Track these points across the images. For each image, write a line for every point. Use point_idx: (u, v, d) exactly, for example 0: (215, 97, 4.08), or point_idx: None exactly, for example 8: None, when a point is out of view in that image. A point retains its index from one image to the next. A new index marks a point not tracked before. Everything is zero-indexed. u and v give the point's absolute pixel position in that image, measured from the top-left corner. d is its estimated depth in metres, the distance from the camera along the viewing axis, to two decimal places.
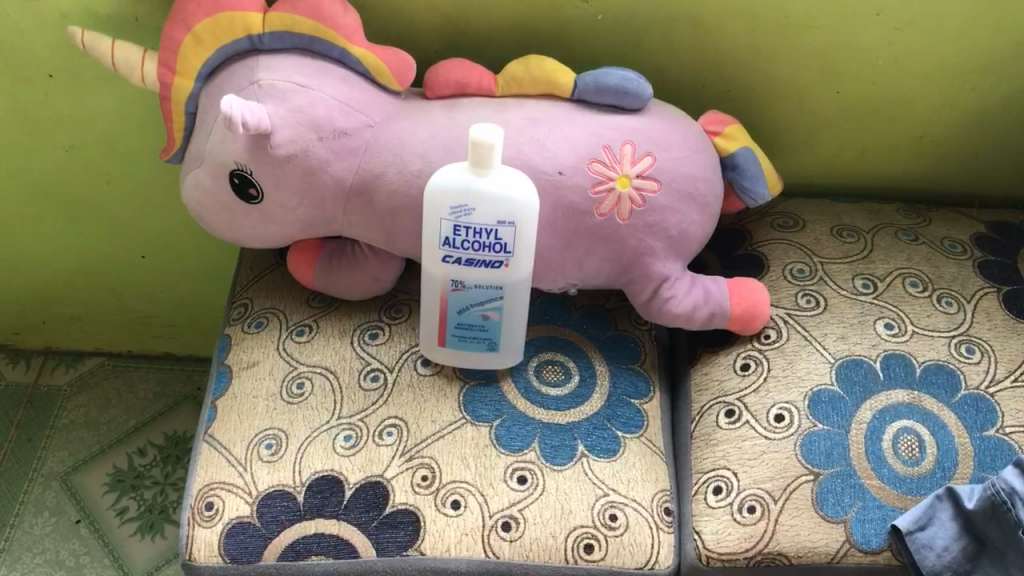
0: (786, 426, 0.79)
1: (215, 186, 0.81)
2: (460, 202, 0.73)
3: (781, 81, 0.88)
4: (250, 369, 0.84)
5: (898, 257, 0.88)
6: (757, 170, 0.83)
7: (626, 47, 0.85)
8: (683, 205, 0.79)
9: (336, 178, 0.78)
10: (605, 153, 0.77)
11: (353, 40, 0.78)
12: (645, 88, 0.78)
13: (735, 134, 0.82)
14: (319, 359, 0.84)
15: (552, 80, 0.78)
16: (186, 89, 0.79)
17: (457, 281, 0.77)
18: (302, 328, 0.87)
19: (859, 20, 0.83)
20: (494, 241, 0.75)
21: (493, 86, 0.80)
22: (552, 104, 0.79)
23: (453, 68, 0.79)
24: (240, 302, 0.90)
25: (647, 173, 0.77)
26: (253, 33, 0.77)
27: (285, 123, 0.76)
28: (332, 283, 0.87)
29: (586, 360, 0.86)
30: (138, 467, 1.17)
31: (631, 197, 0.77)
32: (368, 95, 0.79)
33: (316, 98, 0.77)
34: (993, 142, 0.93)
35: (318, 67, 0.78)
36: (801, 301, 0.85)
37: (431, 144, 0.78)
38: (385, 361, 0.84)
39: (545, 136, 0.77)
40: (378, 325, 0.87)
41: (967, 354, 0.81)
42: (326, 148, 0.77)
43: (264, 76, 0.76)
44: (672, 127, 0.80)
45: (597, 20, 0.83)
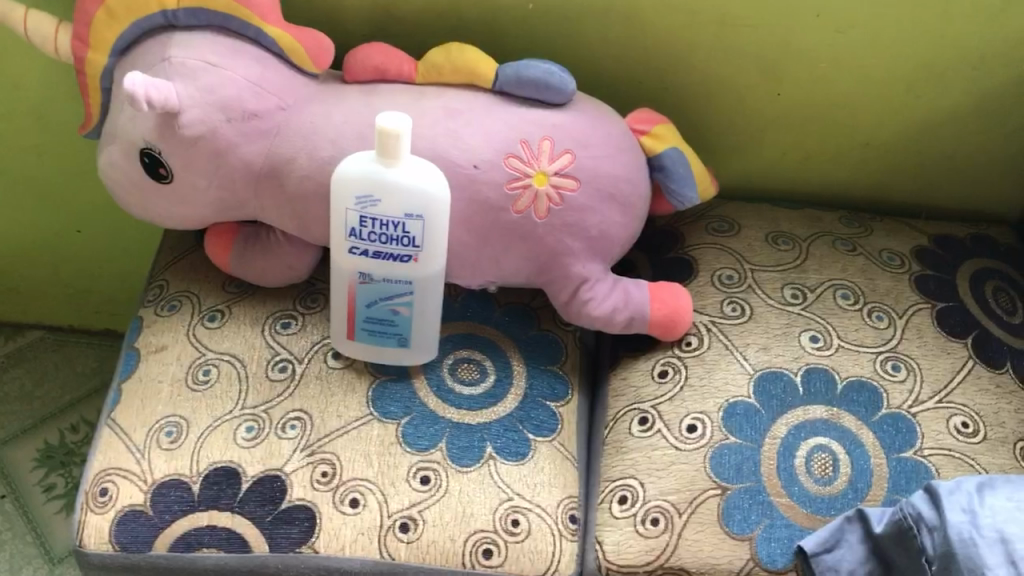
0: (697, 437, 0.76)
1: (127, 164, 0.79)
2: (366, 193, 0.71)
3: (720, 81, 0.85)
4: (158, 354, 0.82)
5: (832, 268, 0.85)
6: (686, 172, 0.81)
7: (558, 38, 0.82)
8: (603, 206, 0.77)
9: (245, 162, 0.76)
10: (523, 148, 0.74)
11: (269, 20, 0.76)
12: (569, 82, 0.75)
13: (664, 134, 0.79)
14: (228, 346, 0.82)
15: (474, 70, 0.75)
16: (100, 64, 0.79)
17: (365, 273, 0.75)
18: (214, 313, 0.85)
19: (800, 21, 0.80)
20: (402, 234, 0.73)
21: (413, 73, 0.77)
22: (472, 95, 0.77)
23: (373, 53, 0.77)
24: (156, 284, 0.88)
25: (565, 171, 0.75)
26: (167, 8, 0.75)
27: (193, 102, 0.73)
28: (247, 268, 0.84)
29: (503, 359, 0.83)
30: (69, 444, 1.15)
31: (548, 195, 0.75)
32: (284, 77, 0.77)
33: (227, 78, 0.74)
34: (941, 152, 0.90)
35: (233, 46, 0.75)
36: (726, 309, 0.83)
37: (344, 131, 0.76)
38: (294, 352, 0.82)
39: (462, 128, 0.74)
40: (291, 315, 0.84)
41: (892, 371, 0.79)
42: (235, 130, 0.75)
43: (176, 53, 0.74)
44: (597, 124, 0.77)
45: (527, 9, 0.80)
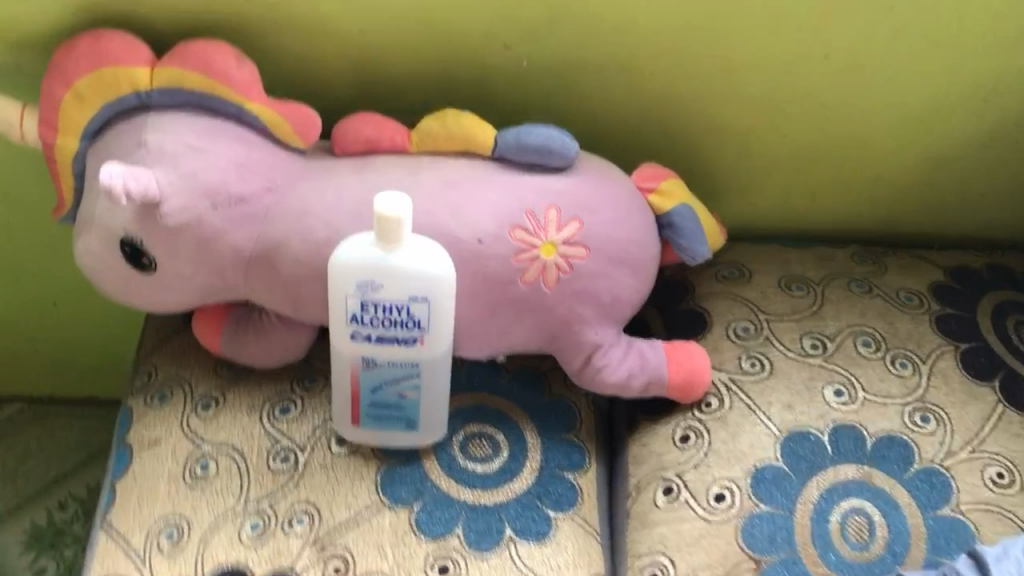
0: (726, 507, 0.73)
1: (106, 253, 0.75)
2: (366, 278, 0.67)
3: (724, 126, 0.82)
4: (152, 449, 0.78)
5: (850, 313, 0.82)
6: (695, 228, 0.77)
7: (556, 92, 0.79)
8: (614, 270, 0.73)
9: (234, 248, 0.72)
10: (528, 219, 0.71)
11: (250, 96, 0.71)
12: (572, 146, 0.72)
13: (672, 190, 0.76)
14: (225, 437, 0.78)
15: (471, 138, 0.72)
16: (70, 148, 0.74)
17: (368, 359, 0.71)
18: (208, 402, 0.80)
19: (807, 62, 0.77)
20: (406, 318, 0.69)
21: (406, 143, 0.73)
22: (471, 163, 0.73)
23: (363, 125, 0.73)
24: (145, 369, 0.83)
25: (574, 240, 0.71)
26: (140, 90, 0.72)
27: (174, 190, 0.69)
28: (238, 350, 0.80)
29: (516, 432, 0.79)
30: (58, 523, 1.11)
31: (557, 264, 0.71)
32: (270, 155, 0.73)
33: (209, 161, 0.70)
34: (954, 184, 0.87)
35: (212, 126, 0.71)
36: (744, 365, 0.79)
37: (338, 209, 0.72)
38: (296, 440, 0.78)
39: (463, 201, 0.71)
40: (289, 400, 0.80)
41: (921, 423, 0.76)
42: (221, 216, 0.71)
43: (153, 138, 0.70)
44: (603, 186, 0.73)
45: (522, 66, 0.76)
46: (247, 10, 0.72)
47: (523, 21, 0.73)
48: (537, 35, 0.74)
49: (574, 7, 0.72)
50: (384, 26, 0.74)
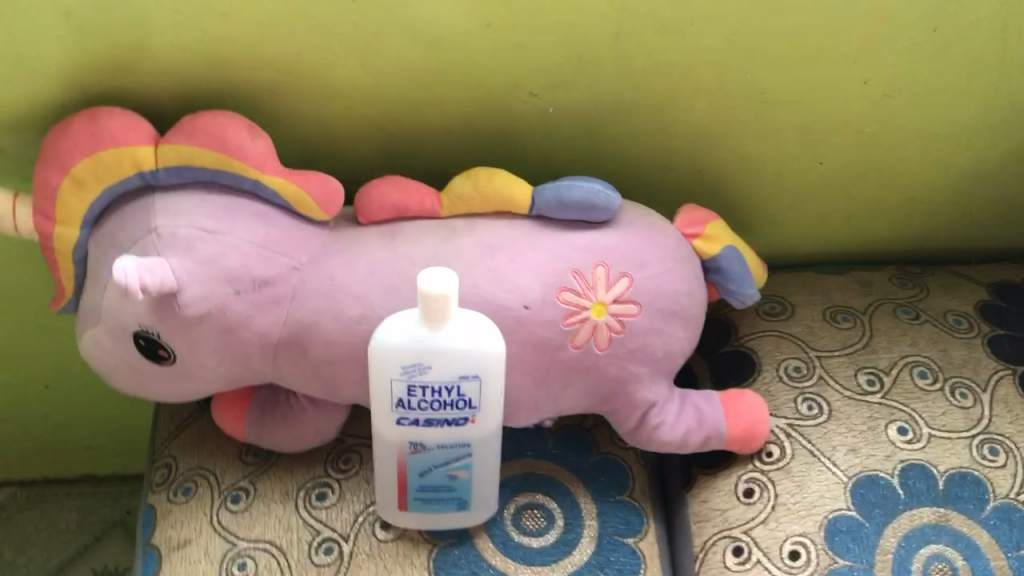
0: (802, 564, 0.69)
1: (119, 346, 0.69)
2: (412, 360, 0.63)
3: (758, 159, 0.78)
4: (182, 550, 0.72)
5: (902, 342, 0.79)
6: (743, 270, 0.73)
7: (584, 136, 0.74)
8: (667, 324, 0.69)
9: (260, 334, 0.67)
10: (576, 279, 0.66)
11: (266, 170, 0.66)
12: (614, 198, 0.67)
13: (717, 233, 0.72)
14: (261, 531, 0.73)
15: (508, 197, 0.67)
16: (70, 239, 0.69)
17: (416, 443, 0.66)
18: (237, 493, 0.75)
19: (846, 89, 0.73)
20: (456, 398, 0.64)
21: (437, 207, 0.69)
22: (508, 224, 0.68)
23: (388, 189, 0.68)
24: (163, 464, 0.78)
25: (624, 297, 0.67)
26: (145, 170, 0.66)
27: (192, 278, 0.64)
28: (264, 436, 0.75)
29: (570, 499, 0.75)
30: None
31: (609, 325, 0.67)
32: (292, 232, 0.68)
33: (228, 245, 0.65)
34: (991, 198, 0.84)
35: (227, 206, 0.66)
36: (802, 408, 0.76)
37: (369, 285, 0.67)
38: (338, 529, 0.73)
39: (505, 265, 0.66)
40: (325, 483, 0.75)
41: (991, 456, 0.72)
42: (245, 302, 0.66)
43: (163, 223, 0.65)
44: (648, 238, 0.69)
45: (548, 113, 0.72)
46: (254, 75, 0.67)
47: (551, 68, 0.69)
48: (565, 81, 0.70)
49: (604, 51, 0.68)
50: (402, 82, 0.69)
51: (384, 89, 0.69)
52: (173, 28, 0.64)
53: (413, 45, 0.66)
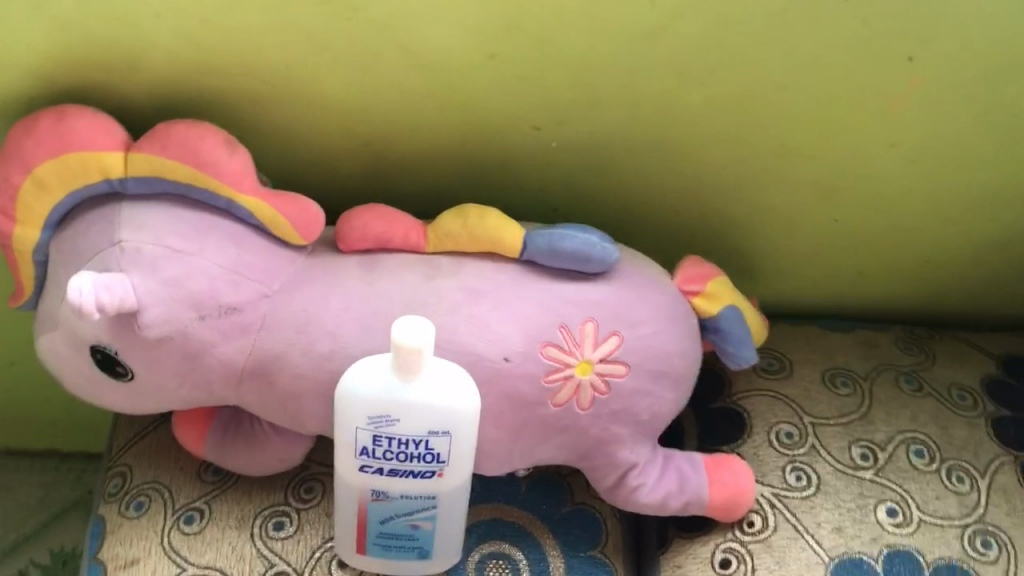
0: None
1: (76, 357, 0.66)
2: (379, 412, 0.59)
3: (770, 211, 0.73)
4: (129, 570, 0.69)
5: (900, 415, 0.75)
6: (743, 332, 0.69)
7: (587, 173, 0.69)
8: (655, 386, 0.65)
9: (224, 362, 0.63)
10: (563, 336, 0.62)
11: (242, 188, 0.62)
12: (611, 250, 0.63)
13: (717, 291, 0.68)
14: (213, 557, 0.69)
15: (498, 239, 0.63)
16: (30, 240, 0.65)
17: (379, 491, 0.63)
18: (191, 514, 0.72)
19: (870, 149, 0.68)
20: (424, 451, 0.60)
21: (422, 241, 0.65)
22: (496, 267, 0.64)
23: (372, 220, 0.64)
24: (117, 472, 0.75)
25: (612, 356, 0.63)
26: (113, 177, 0.62)
27: (154, 299, 0.60)
28: (224, 458, 0.72)
29: (538, 551, 0.71)
30: None
31: (593, 384, 0.63)
32: (266, 255, 0.64)
33: (195, 267, 0.61)
34: (1010, 268, 0.80)
35: (198, 223, 0.62)
36: (789, 478, 0.72)
37: (344, 320, 0.63)
38: (293, 562, 0.69)
39: (489, 315, 0.62)
40: (284, 512, 0.72)
41: (982, 549, 0.69)
42: (210, 328, 0.62)
43: (128, 237, 0.61)
44: (644, 293, 0.65)
45: (551, 147, 0.67)
46: (239, 84, 0.63)
47: (557, 103, 0.64)
48: (572, 117, 0.65)
49: (616, 91, 0.63)
50: (397, 105, 0.64)
51: (377, 111, 0.65)
52: (154, 30, 0.59)
53: (412, 69, 0.61)
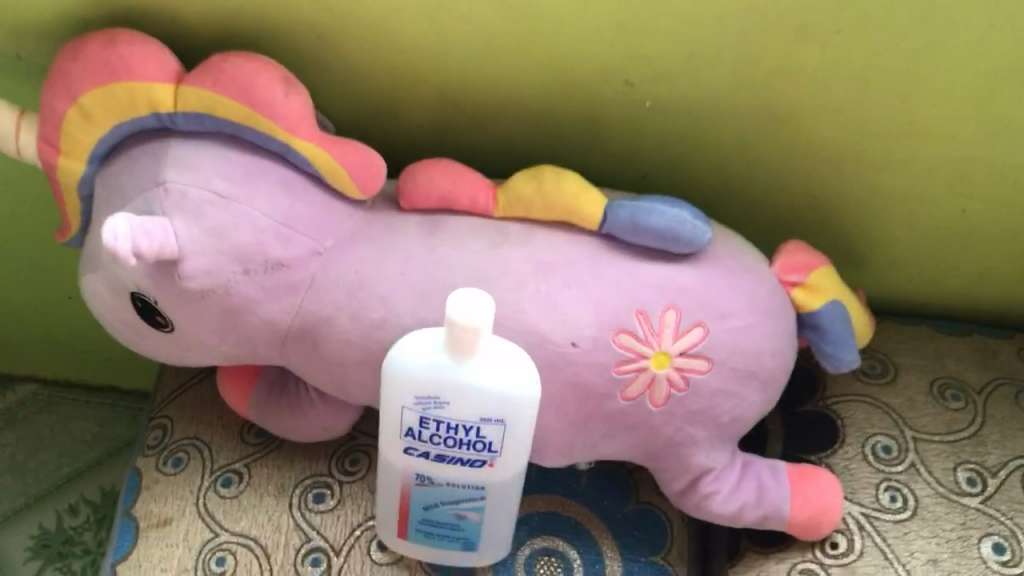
0: None
1: (116, 302, 0.61)
2: (428, 393, 0.53)
3: (888, 197, 0.65)
4: (161, 530, 0.66)
5: (1017, 439, 0.67)
6: (845, 332, 0.61)
7: (682, 140, 0.62)
8: (740, 387, 0.58)
9: (267, 321, 0.58)
10: (639, 322, 0.55)
11: (298, 133, 0.56)
12: (702, 230, 0.55)
13: (821, 283, 0.60)
14: (247, 526, 0.65)
15: (575, 209, 0.56)
16: (75, 173, 0.60)
17: (423, 476, 0.58)
18: (229, 477, 0.68)
19: (1015, 134, 0.59)
20: (474, 439, 0.55)
21: (490, 204, 0.58)
22: (571, 241, 0.57)
23: (437, 176, 0.58)
24: (157, 423, 0.72)
25: (694, 350, 0.56)
26: (162, 112, 0.56)
27: (196, 248, 0.55)
28: (267, 421, 0.67)
29: (594, 552, 0.65)
30: (69, 530, 1.00)
31: (669, 379, 0.56)
32: (320, 208, 0.58)
33: (242, 216, 0.56)
34: None
35: (249, 168, 0.57)
36: (883, 498, 0.64)
37: (398, 286, 0.57)
38: (330, 539, 0.65)
39: (559, 293, 0.55)
40: (325, 483, 0.67)
41: None
42: (254, 284, 0.57)
43: (173, 179, 0.55)
44: (736, 282, 0.57)
45: (644, 108, 0.60)
46: (302, 17, 0.57)
47: (655, 57, 0.56)
48: (672, 76, 0.57)
49: (724, 48, 0.55)
50: (474, 50, 0.57)
51: (452, 56, 0.58)
52: None
53: (494, 10, 0.55)
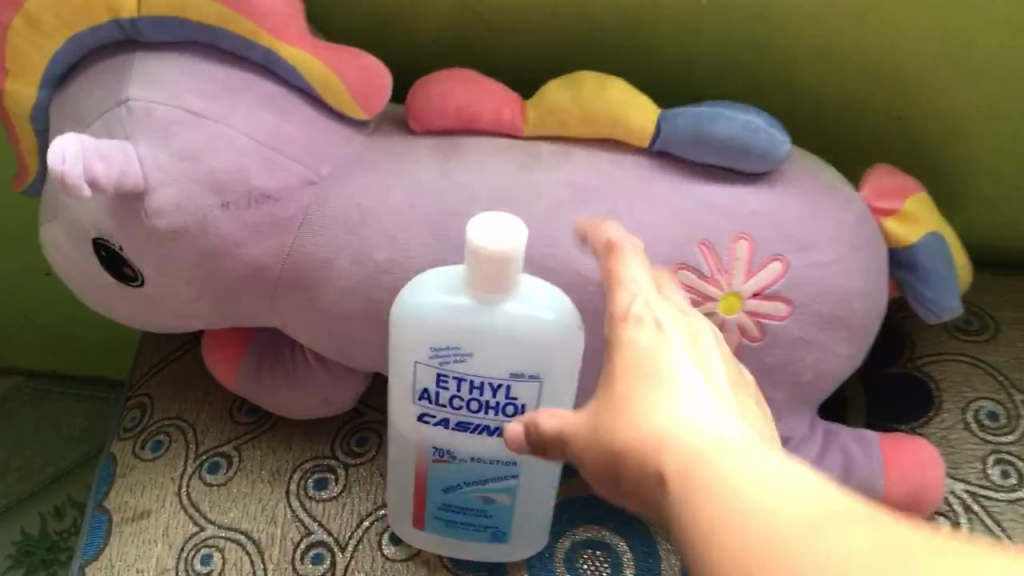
0: None
1: (79, 255, 0.51)
2: (446, 343, 0.43)
3: (990, 116, 0.54)
4: (137, 524, 0.56)
5: None
6: (946, 271, 0.51)
7: (746, 46, 0.52)
8: (825, 336, 0.48)
9: (255, 268, 0.49)
10: (703, 257, 0.45)
11: (286, 37, 0.46)
12: (778, 139, 0.45)
13: (917, 213, 0.50)
14: (237, 518, 0.56)
15: (622, 121, 0.46)
16: (26, 99, 0.50)
17: (442, 450, 0.48)
18: (217, 461, 0.58)
19: None
20: (502, 401, 0.45)
21: (518, 120, 0.48)
22: (617, 161, 0.47)
23: (454, 88, 0.48)
24: (135, 403, 0.62)
25: (771, 289, 0.46)
26: (123, 18, 0.45)
27: (167, 178, 0.45)
28: (258, 394, 0.57)
29: (648, 543, 0.54)
30: (54, 535, 0.90)
31: (741, 326, 0.46)
32: (315, 131, 0.48)
33: (219, 138, 0.46)
34: None
35: (228, 82, 0.46)
36: (992, 474, 0.54)
37: (410, 221, 0.47)
38: (334, 532, 0.55)
39: (605, 223, 0.45)
40: (328, 467, 0.58)
41: None
42: (236, 221, 0.47)
43: (136, 94, 0.45)
44: (820, 207, 0.47)
45: (702, 5, 0.50)
46: None
47: None
48: None
49: None
50: None
51: None
52: None
53: None
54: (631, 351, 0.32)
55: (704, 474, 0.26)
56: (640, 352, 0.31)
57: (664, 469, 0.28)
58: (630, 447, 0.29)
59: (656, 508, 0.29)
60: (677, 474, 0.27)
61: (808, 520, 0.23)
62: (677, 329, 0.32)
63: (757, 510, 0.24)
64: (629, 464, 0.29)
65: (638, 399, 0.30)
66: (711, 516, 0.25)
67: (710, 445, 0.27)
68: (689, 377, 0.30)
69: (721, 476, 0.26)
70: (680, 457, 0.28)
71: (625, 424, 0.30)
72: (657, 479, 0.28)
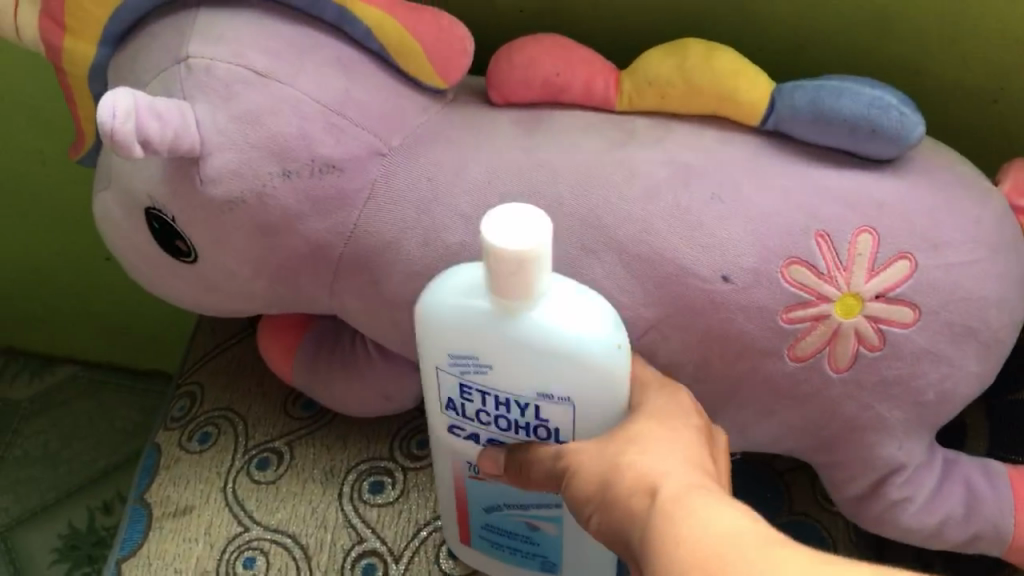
0: None
1: (130, 226, 0.47)
2: (466, 353, 0.38)
3: None
4: (179, 520, 0.52)
5: None
6: None
7: (868, 23, 0.46)
8: (955, 349, 0.41)
9: (315, 244, 0.44)
10: (821, 249, 0.40)
11: None
12: (911, 120, 0.39)
13: None
14: (284, 520, 0.51)
15: (727, 94, 0.41)
16: (84, 57, 0.46)
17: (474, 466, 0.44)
18: (267, 458, 0.54)
19: None
20: (527, 420, 0.40)
21: (612, 92, 0.44)
22: (722, 141, 0.42)
23: (542, 56, 0.44)
24: (185, 392, 0.58)
25: (895, 291, 0.40)
26: None
27: (226, 141, 0.41)
28: (314, 387, 0.53)
29: None
30: (101, 530, 0.87)
31: (858, 332, 0.40)
32: (385, 97, 0.44)
33: (282, 100, 0.41)
34: None
35: (293, 39, 0.42)
36: None
37: (486, 199, 0.43)
38: (387, 540, 0.50)
39: (707, 208, 0.40)
40: (384, 470, 0.53)
41: None
42: (295, 192, 0.43)
43: (196, 51, 0.41)
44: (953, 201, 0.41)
45: None
46: None
47: None
48: None
49: None
50: None
51: None
52: None
53: None
54: (648, 415, 0.38)
55: (688, 499, 0.30)
56: (655, 416, 0.37)
57: (656, 493, 0.32)
58: (629, 476, 0.33)
59: (629, 532, 0.32)
60: (663, 499, 0.31)
61: (765, 539, 0.27)
62: (694, 417, 0.38)
63: (720, 529, 0.28)
64: (619, 483, 0.34)
65: (643, 443, 0.35)
66: (686, 528, 0.29)
67: (690, 483, 0.31)
68: (689, 446, 0.35)
69: (705, 502, 0.30)
70: (671, 488, 0.31)
71: (632, 465, 0.34)
72: (637, 495, 0.33)
